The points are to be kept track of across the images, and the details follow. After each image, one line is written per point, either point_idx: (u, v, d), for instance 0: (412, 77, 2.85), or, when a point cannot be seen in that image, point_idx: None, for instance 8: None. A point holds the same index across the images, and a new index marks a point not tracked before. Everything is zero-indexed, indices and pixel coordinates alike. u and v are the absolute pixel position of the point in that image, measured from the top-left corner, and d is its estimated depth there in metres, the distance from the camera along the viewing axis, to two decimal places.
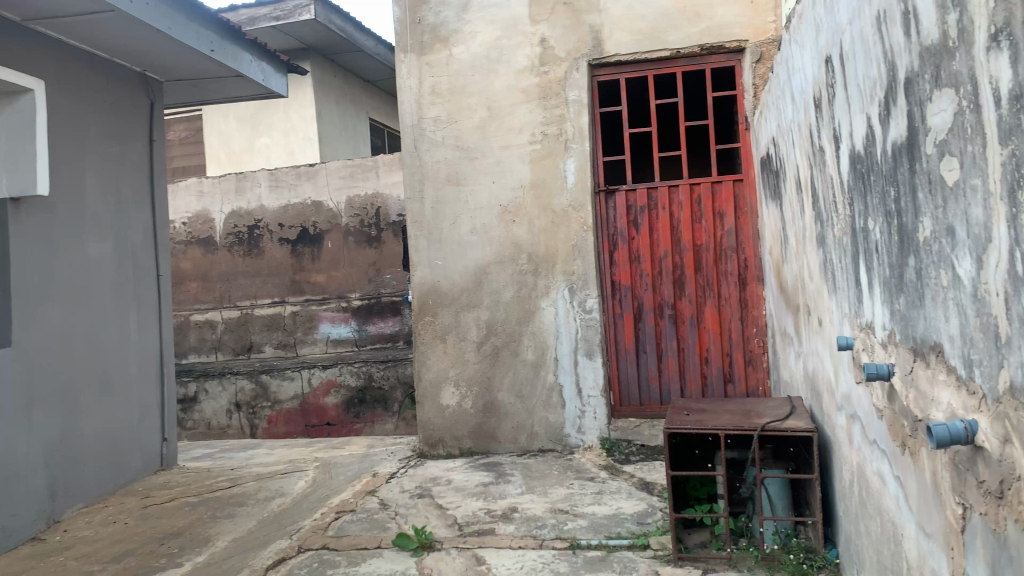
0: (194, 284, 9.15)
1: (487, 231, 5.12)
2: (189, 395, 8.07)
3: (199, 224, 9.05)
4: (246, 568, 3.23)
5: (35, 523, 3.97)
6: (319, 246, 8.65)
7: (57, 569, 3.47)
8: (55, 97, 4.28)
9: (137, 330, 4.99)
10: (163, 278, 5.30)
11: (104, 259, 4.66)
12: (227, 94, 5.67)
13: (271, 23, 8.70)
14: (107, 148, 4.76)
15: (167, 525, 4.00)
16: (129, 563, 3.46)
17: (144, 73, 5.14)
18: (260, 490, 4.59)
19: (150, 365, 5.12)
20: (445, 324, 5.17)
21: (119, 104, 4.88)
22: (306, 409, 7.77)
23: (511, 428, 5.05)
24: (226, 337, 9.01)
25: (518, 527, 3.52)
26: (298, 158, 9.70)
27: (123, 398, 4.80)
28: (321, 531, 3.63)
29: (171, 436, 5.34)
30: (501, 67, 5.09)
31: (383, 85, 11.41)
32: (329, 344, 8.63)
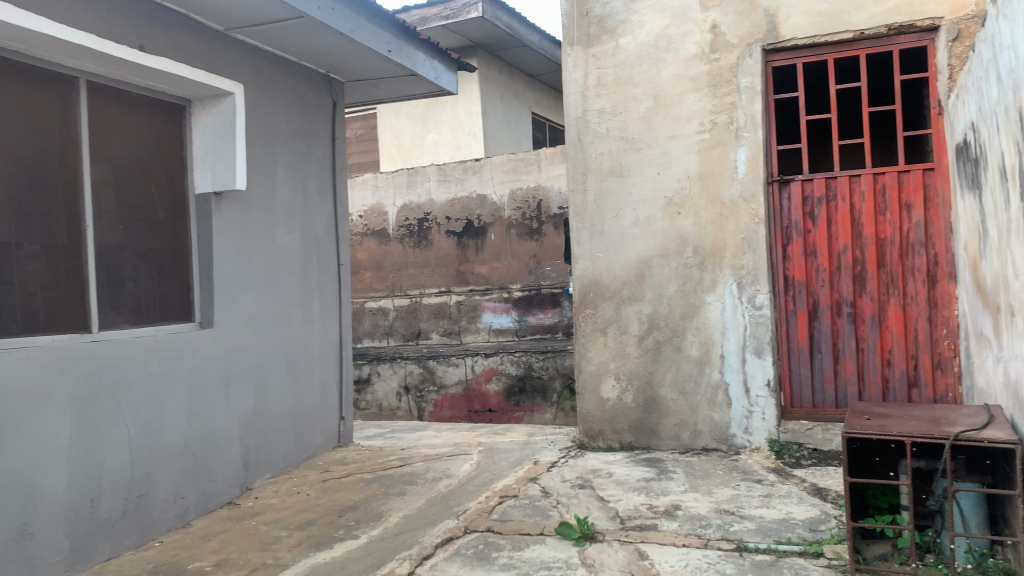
0: (368, 274, 9.65)
1: (652, 223, 5.05)
2: (363, 376, 8.55)
3: (373, 217, 9.53)
4: (417, 545, 3.39)
5: (231, 489, 4.36)
6: (483, 238, 8.88)
7: (251, 532, 3.80)
8: (252, 100, 4.66)
9: (319, 315, 5.35)
10: (343, 267, 5.64)
11: (291, 249, 5.03)
12: (402, 92, 5.93)
13: (441, 22, 9.02)
14: (296, 146, 5.12)
15: (345, 498, 4.28)
16: (311, 531, 3.73)
17: (327, 75, 5.48)
18: (428, 471, 4.80)
19: (330, 348, 5.48)
20: (607, 317, 5.17)
21: (306, 105, 5.24)
22: (469, 395, 8.02)
23: (673, 424, 4.97)
24: (397, 324, 9.47)
25: (681, 524, 3.46)
26: (464, 152, 10.02)
27: (307, 377, 5.16)
28: (486, 513, 3.75)
29: (348, 415, 5.69)
30: (669, 56, 5.00)
31: (547, 79, 11.53)
32: (491, 333, 8.86)
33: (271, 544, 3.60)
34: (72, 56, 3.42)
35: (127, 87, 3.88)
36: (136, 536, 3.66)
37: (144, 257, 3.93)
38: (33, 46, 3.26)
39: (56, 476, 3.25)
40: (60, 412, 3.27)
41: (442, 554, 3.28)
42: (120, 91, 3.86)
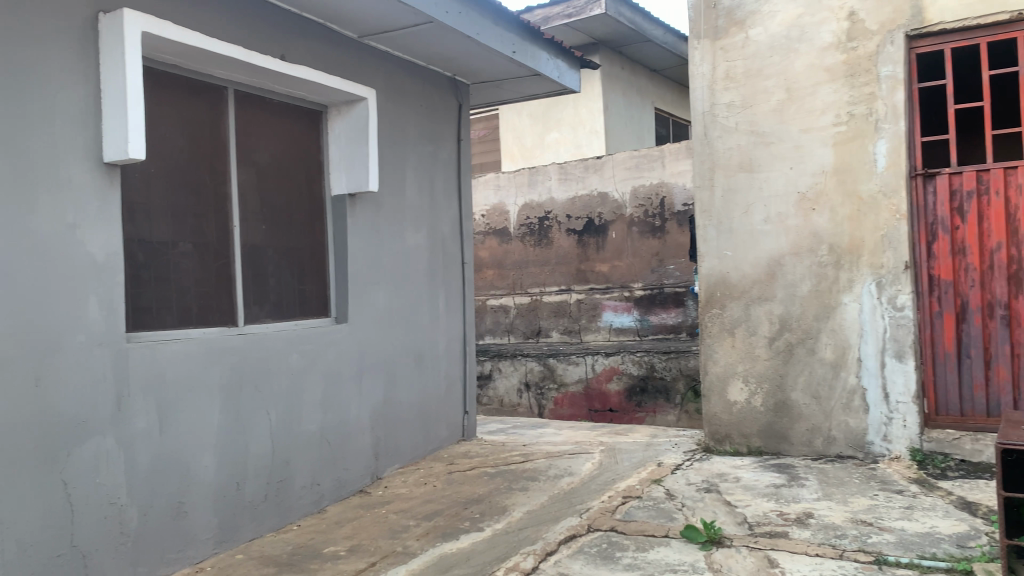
0: (490, 272, 9.80)
1: (783, 220, 4.87)
2: (485, 372, 8.70)
3: (496, 216, 9.68)
4: (541, 540, 3.42)
5: (362, 478, 4.54)
6: (604, 236, 8.83)
7: (381, 520, 3.95)
8: (384, 104, 4.83)
9: (445, 311, 5.49)
10: (467, 265, 5.76)
11: (419, 248, 5.18)
12: (526, 92, 5.98)
13: (564, 20, 9.03)
14: (424, 147, 5.27)
15: (470, 491, 4.37)
16: (438, 522, 3.84)
17: (454, 78, 5.61)
18: (550, 468, 4.84)
19: (455, 344, 5.61)
20: (734, 317, 5.03)
21: (434, 107, 5.38)
22: (590, 394, 8.01)
23: (805, 430, 4.79)
24: (518, 321, 9.57)
25: (814, 533, 3.33)
26: (585, 150, 10.00)
27: (433, 371, 5.31)
28: (609, 513, 3.74)
29: (472, 410, 5.81)
30: (802, 46, 4.81)
31: (670, 74, 11.32)
32: (612, 331, 8.80)
33: (399, 532, 3.73)
34: (222, 68, 3.66)
35: (270, 95, 4.11)
36: (276, 518, 3.89)
37: (284, 255, 4.17)
38: (189, 59, 3.51)
39: (207, 460, 3.49)
40: (210, 399, 3.52)
41: (565, 551, 3.29)
42: (264, 99, 4.10)
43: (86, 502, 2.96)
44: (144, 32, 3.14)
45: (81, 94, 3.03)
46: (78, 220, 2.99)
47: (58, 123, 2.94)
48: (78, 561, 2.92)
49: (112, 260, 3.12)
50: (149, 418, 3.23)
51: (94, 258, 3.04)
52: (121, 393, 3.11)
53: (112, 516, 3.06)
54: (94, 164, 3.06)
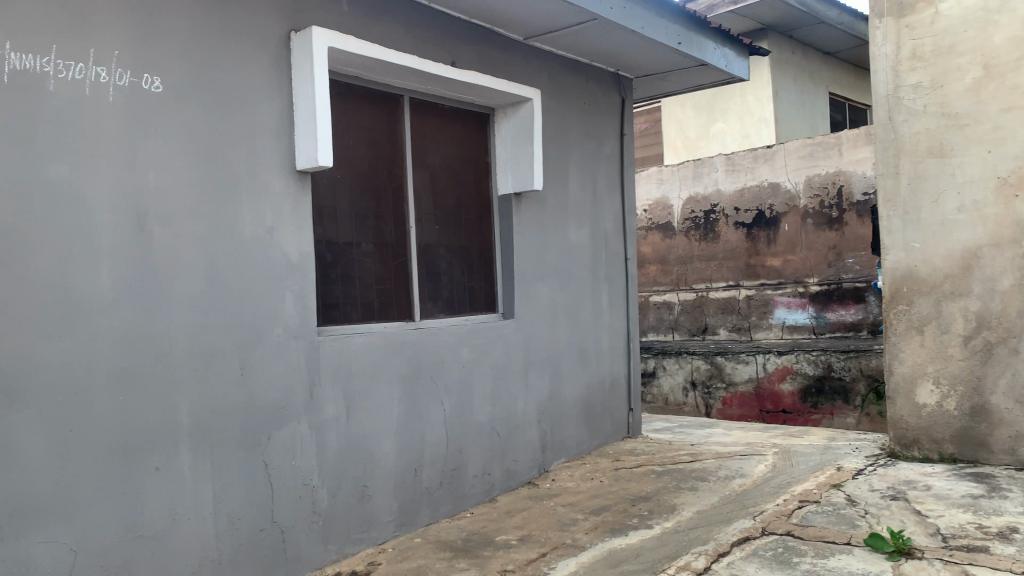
0: (653, 268, 9.68)
1: (979, 209, 4.48)
2: (649, 370, 8.61)
3: (659, 210, 9.56)
4: (712, 541, 3.36)
5: (531, 470, 4.65)
6: (775, 229, 8.49)
7: (550, 512, 4.02)
8: (548, 103, 4.91)
9: (609, 307, 5.49)
10: (632, 261, 5.73)
11: (583, 244, 5.22)
12: (691, 83, 5.86)
13: (730, 7, 8.76)
14: (587, 144, 5.30)
15: (638, 488, 4.36)
16: (607, 517, 3.86)
17: (617, 73, 5.60)
18: (721, 468, 4.72)
19: (620, 340, 5.60)
20: (923, 314, 4.68)
21: (597, 103, 5.40)
22: (760, 394, 7.73)
23: (1007, 438, 4.38)
24: (682, 318, 9.38)
25: (1019, 550, 3.04)
26: (753, 140, 9.65)
27: (598, 367, 5.33)
28: (784, 517, 3.60)
29: (637, 407, 5.78)
30: (1002, 18, 4.39)
31: (846, 56, 10.68)
32: (785, 329, 8.45)
33: (569, 525, 3.79)
34: (399, 76, 3.87)
35: (442, 101, 4.30)
36: (450, 505, 4.06)
37: (455, 254, 4.34)
38: (369, 70, 3.73)
39: (388, 447, 3.71)
40: (390, 390, 3.73)
41: (738, 552, 3.22)
42: (436, 105, 4.29)
43: (284, 482, 3.24)
44: (330, 47, 3.38)
45: (277, 108, 3.31)
46: (275, 224, 3.28)
47: (258, 137, 3.23)
48: (278, 535, 3.20)
49: (304, 260, 3.38)
50: (337, 406, 3.47)
51: (290, 258, 3.32)
52: (313, 383, 3.37)
53: (306, 496, 3.32)
54: (288, 172, 3.34)
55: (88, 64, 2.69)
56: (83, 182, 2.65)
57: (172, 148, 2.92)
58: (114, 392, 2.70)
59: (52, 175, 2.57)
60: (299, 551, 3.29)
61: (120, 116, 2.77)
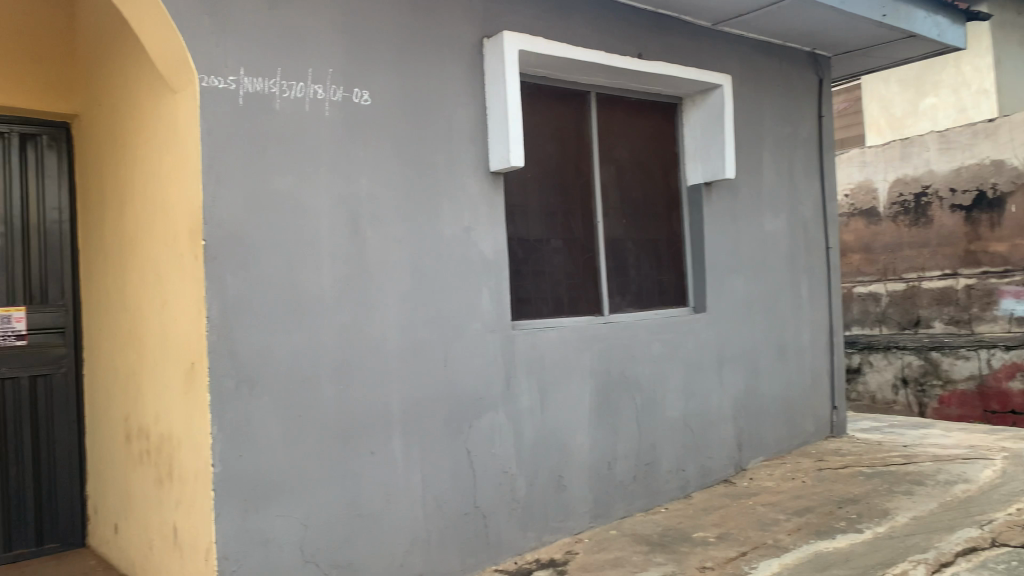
0: (857, 257, 9.12)
1: None
2: (854, 366, 8.11)
3: (862, 196, 9.00)
4: (933, 549, 3.16)
5: (727, 467, 4.54)
6: (1001, 211, 7.64)
7: (749, 511, 3.90)
8: (739, 90, 4.75)
9: (809, 299, 5.23)
10: (833, 251, 5.42)
11: (779, 234, 5.00)
12: (898, 56, 5.44)
13: None
14: (782, 129, 5.07)
15: (845, 490, 4.12)
16: (811, 519, 3.69)
17: (813, 52, 5.31)
18: (939, 472, 4.36)
19: (821, 334, 5.32)
20: None
21: (792, 86, 5.15)
22: (984, 394, 7.03)
23: None
24: (891, 310, 8.74)
25: None
26: (971, 115, 8.74)
27: (797, 363, 5.09)
28: (1017, 528, 3.35)
29: (842, 405, 5.48)
30: None
31: None
32: (1013, 322, 7.53)
33: (770, 525, 3.66)
34: (586, 73, 3.91)
35: (629, 95, 4.30)
36: (645, 500, 4.06)
37: (644, 247, 4.33)
38: (557, 70, 3.81)
39: (582, 439, 3.77)
40: (583, 382, 3.79)
41: (964, 564, 3.04)
42: (624, 99, 4.29)
43: (485, 469, 3.38)
44: (519, 50, 3.48)
45: (472, 112, 3.46)
46: (472, 224, 3.43)
47: (455, 140, 3.39)
48: (480, 520, 3.36)
49: (499, 256, 3.51)
50: (533, 397, 3.58)
51: (486, 255, 3.46)
52: (509, 374, 3.50)
53: (505, 483, 3.46)
54: (483, 173, 3.48)
55: (307, 83, 2.95)
56: (304, 190, 2.92)
57: (380, 155, 3.14)
58: (334, 382, 2.95)
59: (279, 186, 2.85)
60: (500, 536, 3.43)
61: (334, 128, 3.01)
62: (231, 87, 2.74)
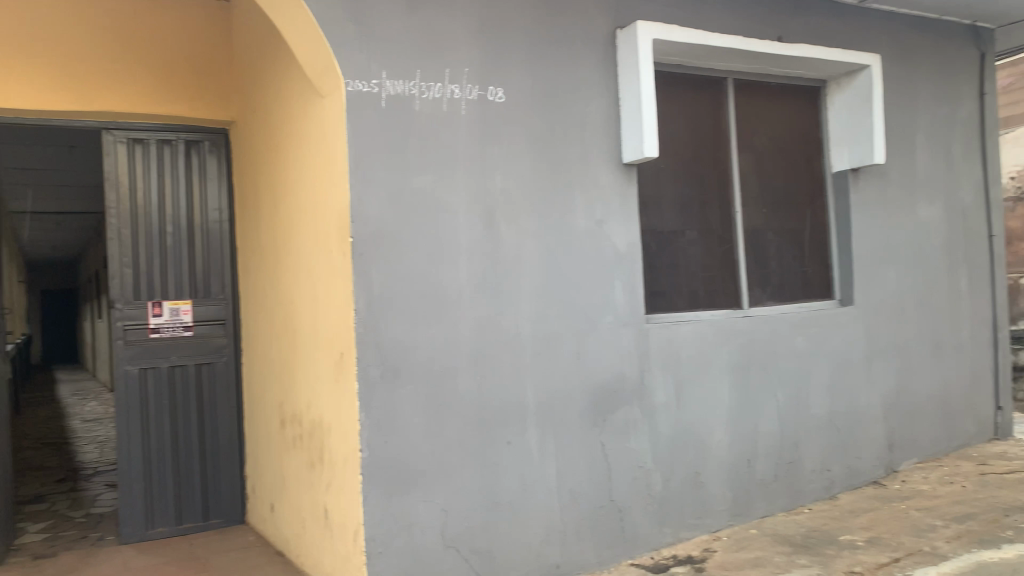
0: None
1: None
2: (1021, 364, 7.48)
3: None
4: None
5: (876, 469, 4.31)
6: None
7: (902, 515, 3.69)
8: (890, 69, 4.48)
9: (969, 291, 4.87)
10: (997, 238, 5.02)
11: (935, 221, 4.68)
12: None
13: None
14: (939, 109, 4.74)
15: (1012, 497, 3.82)
16: (972, 526, 3.45)
17: (973, 25, 4.93)
18: None
19: (984, 328, 4.94)
20: None
21: (950, 63, 4.80)
22: None
23: None
24: None
25: None
26: None
27: (956, 359, 4.76)
28: None
29: (1007, 405, 5.07)
30: None
31: None
32: None
33: (926, 531, 3.44)
34: (723, 59, 3.80)
35: (768, 79, 4.15)
36: (787, 500, 3.92)
37: (785, 238, 4.17)
38: (693, 57, 3.73)
39: (720, 435, 3.69)
40: (721, 377, 3.70)
41: None
42: (762, 84, 4.15)
43: (621, 463, 3.38)
44: (653, 39, 3.43)
45: (604, 105, 3.44)
46: (605, 216, 3.42)
47: (588, 134, 3.39)
48: (616, 514, 3.35)
49: (633, 249, 3.49)
50: (668, 392, 3.53)
51: (619, 249, 3.44)
52: (644, 368, 3.47)
53: (641, 477, 3.44)
54: (616, 166, 3.46)
55: (445, 83, 3.03)
56: (443, 188, 3.01)
57: (514, 151, 3.19)
58: (473, 374, 3.03)
59: (419, 183, 2.95)
60: (636, 531, 3.41)
61: (470, 126, 3.08)
62: (374, 90, 2.87)
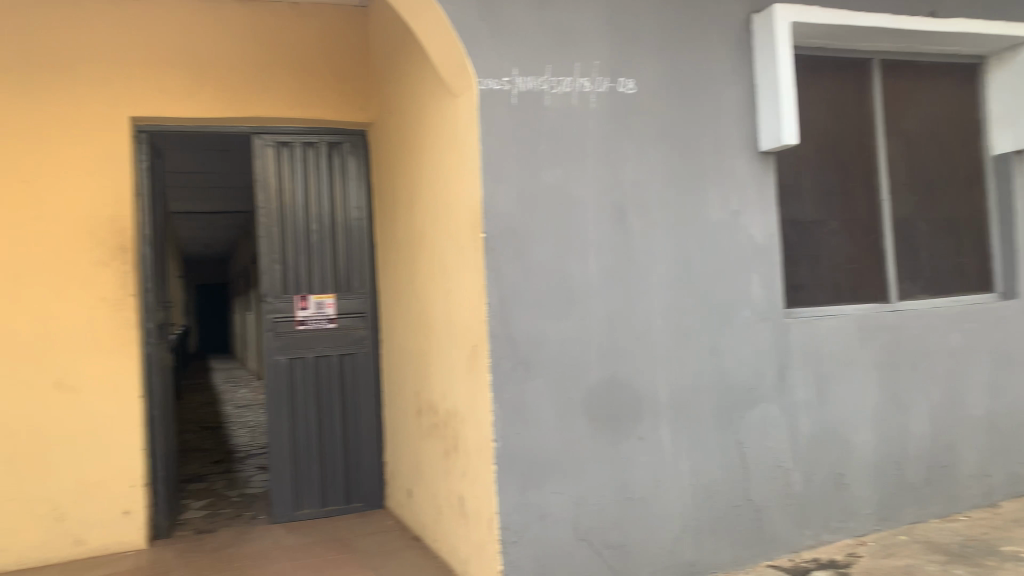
0: None
1: None
2: None
3: None
4: None
5: None
6: None
7: None
8: None
9: None
10: None
11: None
12: None
13: None
14: None
15: None
16: None
17: None
18: None
19: None
20: None
21: None
22: None
23: None
24: None
25: None
26: None
27: None
28: None
29: None
30: None
31: None
32: None
33: None
34: (869, 39, 3.60)
35: (919, 58, 3.90)
36: (941, 506, 3.69)
37: (939, 226, 3.91)
38: (835, 39, 3.56)
39: (866, 435, 3.51)
40: (866, 374, 3.52)
41: None
42: (911, 63, 3.90)
43: (758, 462, 3.28)
44: (791, 22, 3.30)
45: (739, 92, 3.34)
46: (741, 207, 3.32)
47: (722, 123, 3.30)
48: (753, 514, 3.26)
49: (770, 241, 3.37)
50: (809, 389, 3.40)
51: (756, 241, 3.34)
52: (783, 364, 3.35)
53: (780, 477, 3.32)
54: (752, 155, 3.35)
55: (576, 77, 3.04)
56: (574, 182, 3.02)
57: (646, 143, 3.15)
58: (604, 368, 3.03)
59: (550, 178, 2.98)
60: (775, 532, 3.31)
61: (601, 119, 3.07)
62: (506, 87, 2.91)
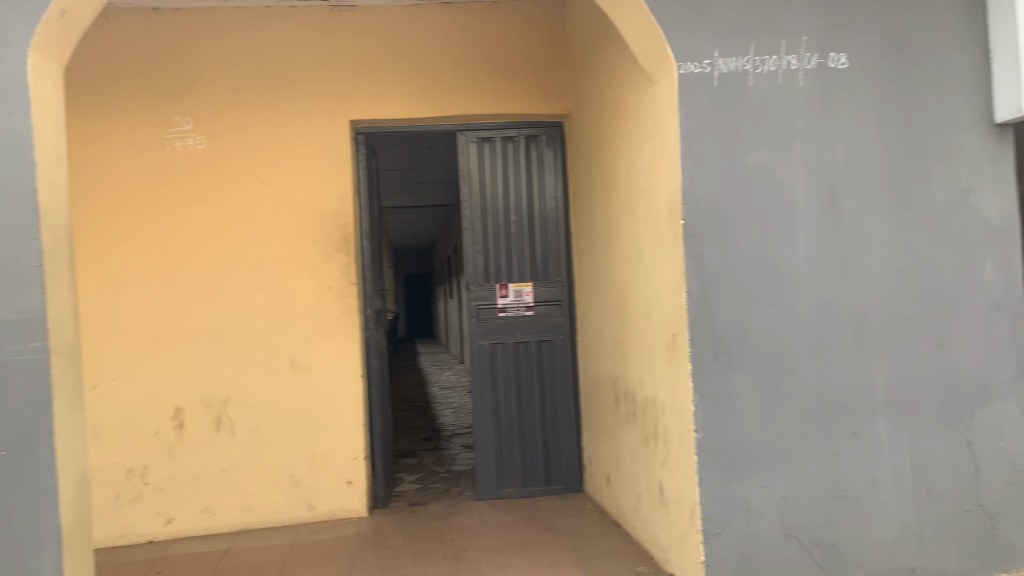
0: None
1: None
2: None
3: None
4: None
5: None
6: None
7: None
8: None
9: None
10: None
11: None
12: None
13: None
14: None
15: None
16: None
17: None
18: None
19: None
20: None
21: None
22: None
23: None
24: None
25: None
26: None
27: None
28: None
29: None
30: None
31: None
32: None
33: None
34: None
35: None
36: None
37: None
38: None
39: None
40: None
41: None
42: None
43: (991, 464, 2.99)
44: None
45: (970, 57, 3.04)
46: (972, 185, 3.02)
47: (949, 93, 3.02)
48: (986, 521, 2.99)
49: (1008, 222, 3.04)
50: None
51: (991, 221, 3.02)
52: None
53: (1019, 482, 3.01)
54: (986, 128, 3.04)
55: (781, 55, 2.92)
56: (780, 165, 2.90)
57: (860, 120, 2.96)
58: (814, 358, 2.90)
59: (754, 162, 2.89)
60: (1012, 542, 3.00)
61: (808, 98, 2.93)
62: (706, 70, 2.85)
